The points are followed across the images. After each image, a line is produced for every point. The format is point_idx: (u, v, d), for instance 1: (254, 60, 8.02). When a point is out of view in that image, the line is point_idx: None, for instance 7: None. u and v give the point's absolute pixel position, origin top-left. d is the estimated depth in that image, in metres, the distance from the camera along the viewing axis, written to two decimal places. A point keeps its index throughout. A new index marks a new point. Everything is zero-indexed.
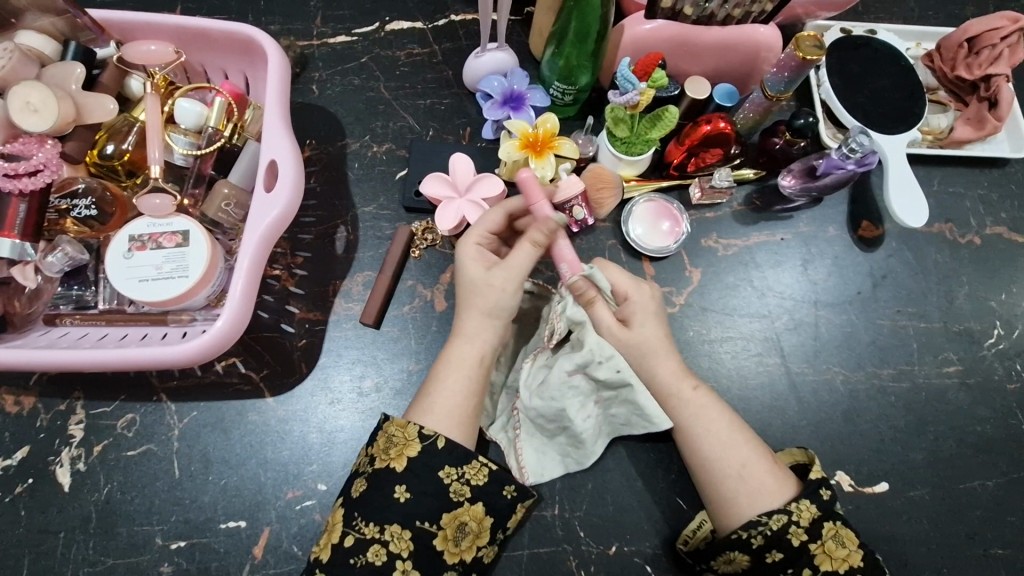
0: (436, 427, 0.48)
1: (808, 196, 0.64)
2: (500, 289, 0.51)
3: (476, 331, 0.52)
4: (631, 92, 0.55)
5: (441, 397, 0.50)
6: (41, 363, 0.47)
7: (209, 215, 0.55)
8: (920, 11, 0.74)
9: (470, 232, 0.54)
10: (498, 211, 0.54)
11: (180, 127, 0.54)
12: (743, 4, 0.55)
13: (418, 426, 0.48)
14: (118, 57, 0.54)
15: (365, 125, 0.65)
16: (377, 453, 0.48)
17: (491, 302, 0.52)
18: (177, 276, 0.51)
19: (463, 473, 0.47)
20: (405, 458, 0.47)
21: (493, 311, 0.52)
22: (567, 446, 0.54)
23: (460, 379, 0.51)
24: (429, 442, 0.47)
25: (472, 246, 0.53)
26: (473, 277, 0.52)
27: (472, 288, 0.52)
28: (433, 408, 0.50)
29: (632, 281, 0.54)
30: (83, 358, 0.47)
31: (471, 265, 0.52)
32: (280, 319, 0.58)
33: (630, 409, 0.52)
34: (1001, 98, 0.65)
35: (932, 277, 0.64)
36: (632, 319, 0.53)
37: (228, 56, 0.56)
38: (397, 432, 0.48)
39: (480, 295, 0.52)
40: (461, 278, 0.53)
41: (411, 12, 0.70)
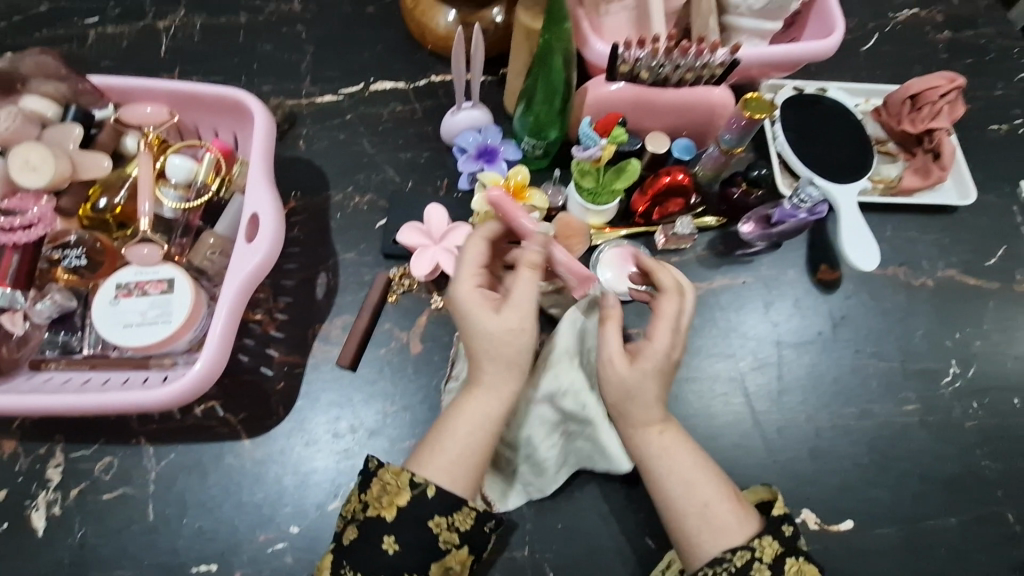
0: (427, 476, 0.48)
1: (767, 240, 0.68)
2: (517, 336, 0.50)
3: (495, 385, 0.50)
4: (593, 148, 0.59)
5: (442, 444, 0.49)
6: (23, 408, 0.48)
7: (196, 263, 0.58)
8: (868, 70, 0.81)
9: (463, 273, 0.52)
10: (478, 244, 0.53)
11: (171, 182, 0.57)
12: (693, 68, 0.60)
13: (409, 473, 0.48)
14: (116, 118, 0.58)
15: (348, 177, 0.69)
16: (370, 500, 0.48)
17: (502, 346, 0.50)
18: (160, 323, 0.54)
19: (452, 521, 0.47)
20: (395, 508, 0.47)
21: (509, 353, 0.50)
22: (529, 474, 0.56)
23: (474, 429, 0.49)
24: (418, 492, 0.47)
25: (470, 287, 0.51)
26: (479, 323, 0.50)
27: (479, 333, 0.50)
28: (425, 453, 0.49)
29: (657, 318, 0.52)
30: (63, 403, 0.48)
31: (473, 311, 0.50)
32: (259, 363, 0.60)
33: (593, 445, 0.56)
34: (944, 150, 0.70)
35: (889, 318, 0.66)
36: (639, 359, 0.51)
37: (218, 117, 0.60)
38: (391, 480, 0.48)
39: (487, 343, 0.50)
40: (467, 327, 0.51)
41: (395, 73, 0.75)
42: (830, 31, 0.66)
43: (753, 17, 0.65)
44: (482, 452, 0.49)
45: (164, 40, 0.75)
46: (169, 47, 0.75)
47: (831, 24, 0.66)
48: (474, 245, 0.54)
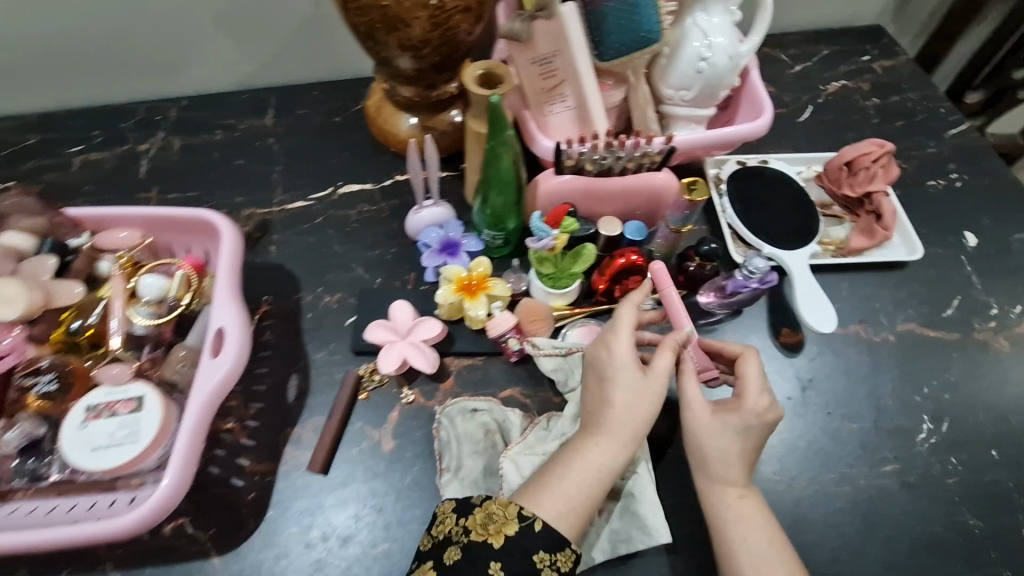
0: (535, 511, 0.51)
1: (728, 308, 0.69)
2: (649, 393, 0.55)
3: (616, 434, 0.54)
4: (546, 238, 0.63)
5: (555, 484, 0.52)
6: None
7: (166, 377, 0.59)
8: (807, 140, 0.86)
9: (614, 325, 0.58)
10: (631, 306, 0.58)
11: (143, 301, 0.60)
12: (633, 158, 0.64)
13: (517, 507, 0.51)
14: (90, 245, 0.61)
15: (318, 278, 0.72)
16: (473, 526, 0.50)
17: (644, 396, 0.55)
18: (128, 443, 0.54)
19: (555, 560, 0.49)
20: (503, 536, 0.49)
21: (646, 400, 0.55)
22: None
23: (587, 475, 0.52)
24: (525, 525, 0.50)
25: (626, 338, 0.56)
26: (619, 368, 0.55)
27: (623, 381, 0.55)
28: (534, 493, 0.52)
29: (756, 385, 0.58)
30: (24, 539, 0.48)
31: (616, 358, 0.56)
32: (229, 474, 0.59)
33: (630, 521, 0.58)
34: (884, 210, 0.73)
35: (856, 377, 0.67)
36: (725, 413, 0.57)
37: (189, 236, 0.63)
38: (498, 510, 0.51)
39: (630, 388, 0.55)
40: (605, 371, 0.56)
41: (362, 176, 0.80)
42: (760, 112, 0.72)
43: (687, 106, 0.71)
44: (592, 501, 0.52)
45: (144, 162, 0.81)
46: (149, 168, 0.80)
47: (760, 105, 0.72)
48: (626, 309, 0.58)
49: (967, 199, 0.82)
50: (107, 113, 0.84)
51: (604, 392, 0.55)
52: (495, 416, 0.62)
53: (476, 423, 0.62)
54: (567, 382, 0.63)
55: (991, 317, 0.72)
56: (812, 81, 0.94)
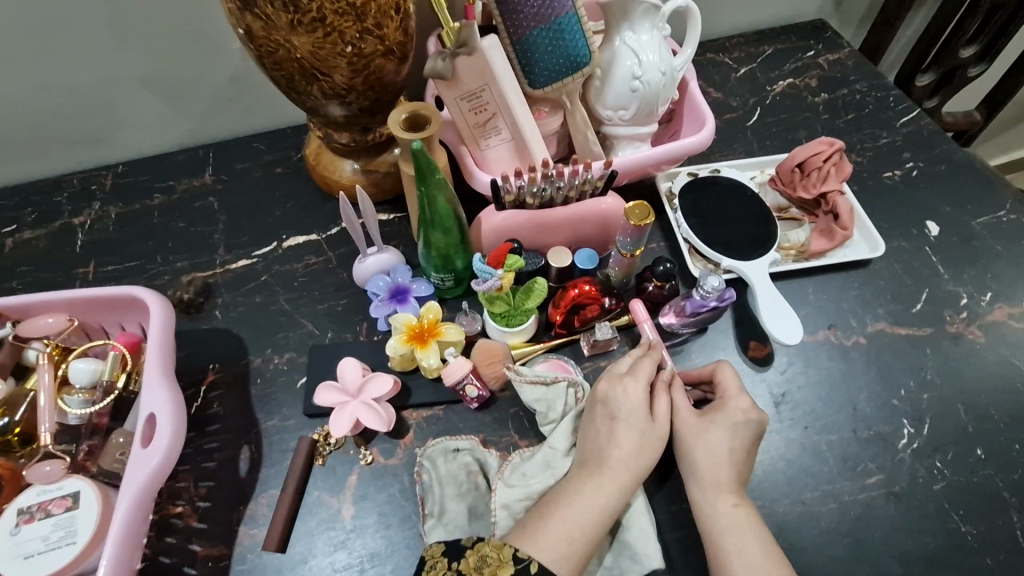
0: (530, 551, 0.48)
1: (691, 327, 0.67)
2: (649, 427, 0.56)
3: (615, 471, 0.53)
4: (491, 279, 0.60)
5: (549, 524, 0.50)
6: None
7: (106, 467, 0.56)
8: (758, 143, 0.85)
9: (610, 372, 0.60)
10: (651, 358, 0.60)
11: (75, 388, 0.57)
12: (574, 186, 0.62)
13: (512, 549, 0.49)
14: (13, 334, 0.57)
15: (267, 339, 0.69)
16: (468, 570, 0.48)
17: (651, 435, 0.56)
18: (64, 545, 0.50)
19: None
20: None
21: (653, 436, 0.56)
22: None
23: (585, 511, 0.51)
24: (521, 566, 0.48)
25: (635, 380, 0.58)
26: (627, 410, 0.56)
27: (633, 421, 0.56)
28: (528, 531, 0.50)
29: (738, 389, 0.59)
30: None
31: (624, 398, 0.57)
32: (182, 562, 0.56)
33: (621, 551, 0.56)
34: (841, 210, 0.72)
35: (831, 386, 0.65)
36: (712, 414, 0.57)
37: (122, 313, 0.60)
38: (492, 552, 0.48)
39: (639, 426, 0.56)
40: (613, 409, 0.57)
41: (307, 227, 0.78)
42: (702, 124, 0.70)
43: (627, 125, 0.69)
44: (590, 538, 0.50)
45: (81, 235, 0.78)
46: (86, 241, 0.78)
47: (702, 117, 0.70)
48: (647, 359, 0.60)
49: (926, 187, 0.80)
50: (41, 189, 0.82)
51: (610, 430, 0.56)
52: (477, 456, 0.60)
53: (459, 464, 0.59)
54: (549, 413, 0.61)
55: (962, 307, 0.70)
56: (758, 82, 0.93)
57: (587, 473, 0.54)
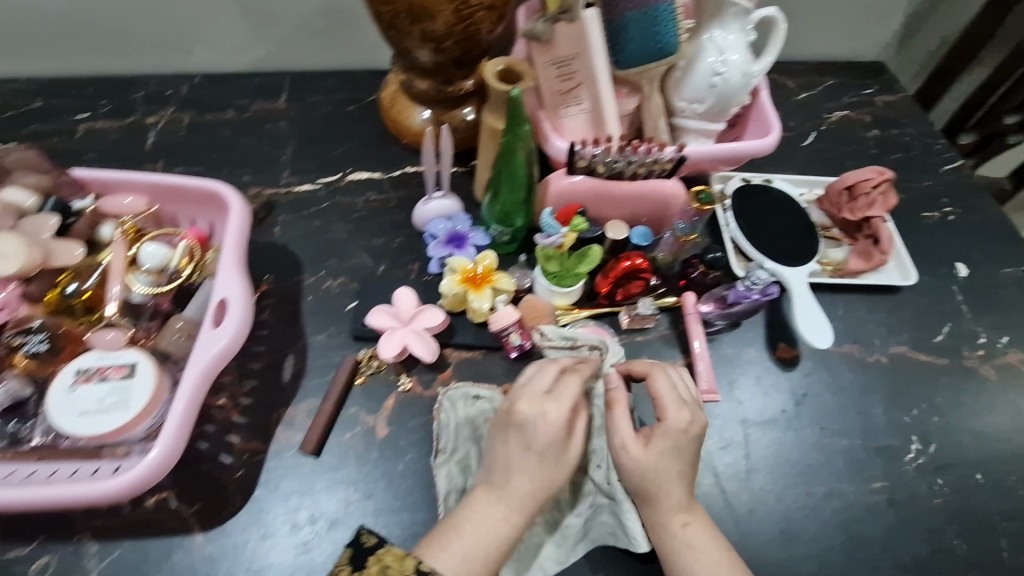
0: (434, 565, 0.47)
1: (727, 319, 0.70)
2: (558, 450, 0.53)
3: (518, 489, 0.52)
4: (555, 235, 0.65)
5: (450, 542, 0.49)
6: None
7: (161, 347, 0.58)
8: (808, 165, 0.89)
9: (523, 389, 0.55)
10: (575, 377, 0.55)
11: (142, 268, 0.59)
12: (645, 163, 0.65)
13: (415, 561, 0.47)
14: (93, 208, 0.59)
15: (322, 262, 0.71)
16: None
17: (566, 463, 0.53)
18: (119, 409, 0.53)
19: None
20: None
21: (565, 460, 0.53)
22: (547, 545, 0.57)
23: (489, 528, 0.50)
24: None
25: (557, 402, 0.53)
26: (542, 432, 0.52)
27: (548, 446, 0.52)
28: (431, 546, 0.49)
29: (676, 413, 0.55)
30: (8, 497, 0.46)
31: (542, 423, 0.52)
32: (219, 450, 0.58)
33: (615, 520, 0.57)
34: (881, 236, 0.75)
35: (848, 395, 0.68)
36: (657, 440, 0.54)
37: (196, 207, 0.62)
38: (394, 561, 0.47)
39: (555, 454, 0.52)
40: (529, 430, 0.52)
41: (372, 165, 0.80)
42: (768, 132, 0.73)
43: (698, 119, 0.72)
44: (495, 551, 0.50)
45: (152, 134, 0.79)
46: (156, 140, 0.79)
47: (768, 125, 0.73)
48: (572, 379, 0.55)
49: (960, 232, 0.84)
50: (118, 84, 0.83)
51: (523, 454, 0.52)
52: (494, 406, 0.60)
53: (477, 410, 0.60)
54: None
55: (979, 345, 0.74)
56: (815, 109, 0.97)
57: (493, 491, 0.52)
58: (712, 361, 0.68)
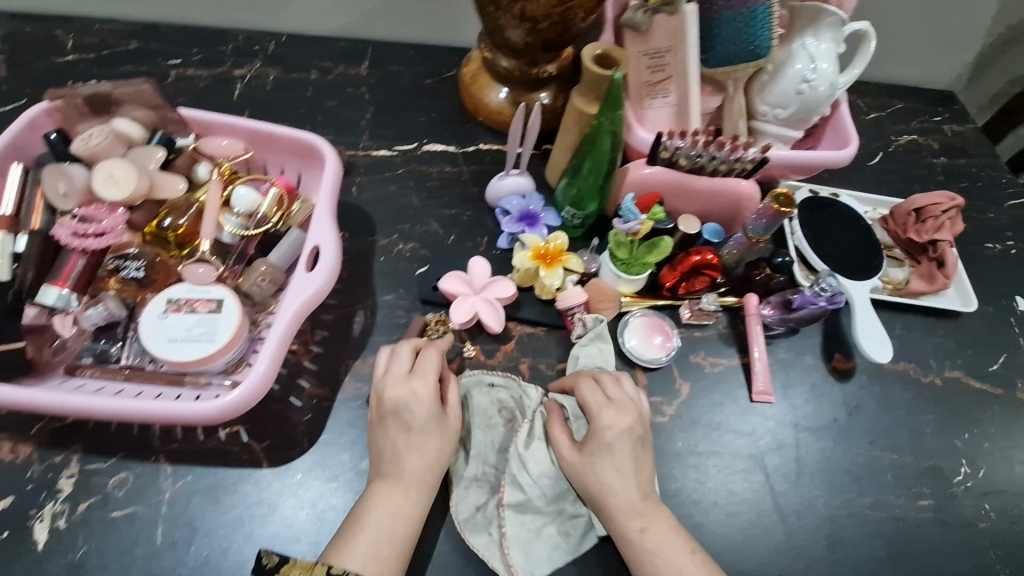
0: (346, 565, 0.47)
1: (787, 325, 0.70)
2: (432, 438, 0.53)
3: (411, 475, 0.52)
4: (632, 221, 0.66)
5: (354, 538, 0.49)
6: (48, 405, 0.47)
7: (244, 287, 0.60)
8: (874, 184, 0.89)
9: (385, 381, 0.55)
10: (432, 352, 0.57)
11: (233, 210, 0.61)
12: (727, 160, 0.66)
13: (324, 565, 0.47)
14: (194, 146, 0.61)
15: (394, 225, 0.73)
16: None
17: (447, 444, 0.54)
18: (205, 340, 0.54)
19: None
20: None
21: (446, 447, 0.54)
22: (557, 537, 0.57)
23: (390, 520, 0.50)
24: None
25: (422, 379, 0.55)
26: (420, 416, 0.53)
27: (429, 429, 0.54)
28: (339, 545, 0.49)
29: (606, 412, 0.56)
30: (97, 406, 0.48)
31: (414, 404, 0.53)
32: (289, 392, 0.60)
33: None
34: (947, 259, 0.75)
35: (901, 412, 0.69)
36: (591, 444, 0.54)
37: (287, 157, 0.64)
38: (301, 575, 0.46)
39: (435, 428, 0.54)
40: (405, 419, 0.53)
41: (447, 138, 0.81)
42: (846, 143, 0.73)
43: (777, 124, 0.73)
44: (397, 545, 0.49)
45: (239, 86, 0.82)
46: (243, 92, 0.81)
47: (846, 137, 0.74)
48: (429, 355, 0.56)
49: (1021, 266, 0.84)
50: (208, 33, 0.85)
51: (405, 440, 0.53)
52: (512, 393, 0.63)
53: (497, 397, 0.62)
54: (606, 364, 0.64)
55: None
56: (883, 130, 0.96)
57: (387, 480, 0.52)
58: (769, 364, 0.69)
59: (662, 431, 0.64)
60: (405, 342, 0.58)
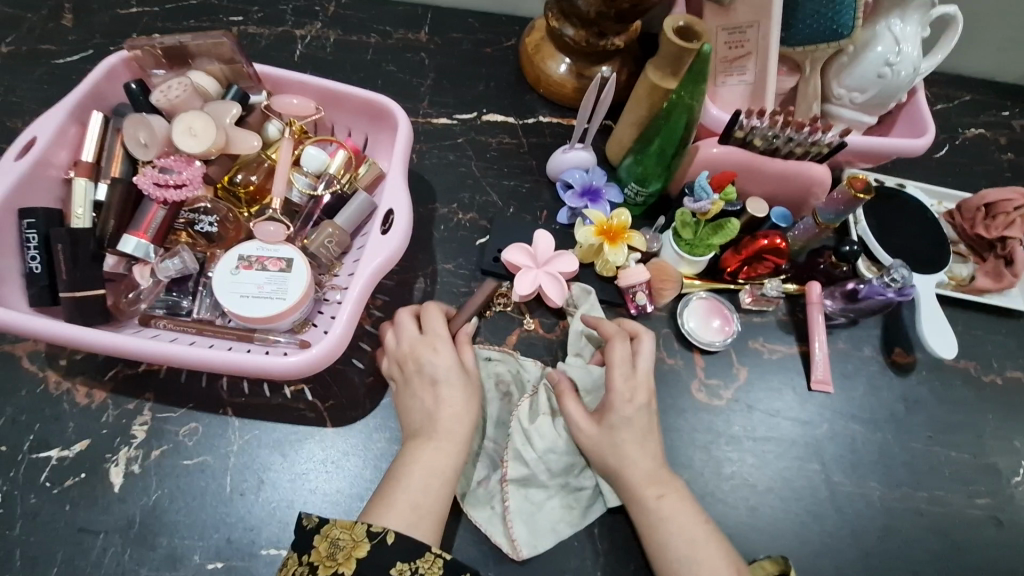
0: (385, 524, 0.46)
1: (847, 315, 0.70)
2: (457, 391, 0.54)
3: (448, 431, 0.53)
4: (704, 201, 0.63)
5: (392, 493, 0.49)
6: (126, 348, 0.48)
7: (311, 248, 0.59)
8: (939, 177, 0.87)
9: (394, 350, 0.56)
10: (438, 313, 0.58)
11: (303, 170, 0.61)
12: (804, 143, 0.64)
13: (364, 525, 0.46)
14: (266, 104, 0.61)
15: (454, 194, 0.72)
16: (319, 560, 0.44)
17: (473, 398, 0.55)
18: (275, 297, 0.55)
19: (416, 567, 0.45)
20: (354, 561, 0.44)
21: (472, 404, 0.55)
22: (562, 510, 0.56)
23: (428, 479, 0.50)
24: (377, 540, 0.45)
25: (440, 335, 0.56)
26: (442, 369, 0.55)
27: (452, 381, 0.55)
28: (377, 504, 0.48)
29: (622, 382, 0.55)
30: (174, 352, 0.48)
31: (436, 358, 0.55)
32: (352, 354, 0.60)
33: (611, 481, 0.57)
34: (1017, 258, 0.71)
35: (960, 409, 0.68)
36: (608, 414, 0.55)
37: (355, 118, 0.64)
38: (343, 534, 0.46)
39: (458, 381, 0.55)
40: (429, 375, 0.54)
41: (506, 109, 0.80)
42: (921, 131, 0.71)
43: (854, 109, 0.71)
44: (437, 500, 0.49)
45: (299, 46, 0.81)
46: (304, 54, 0.80)
47: (923, 126, 0.71)
48: (432, 314, 0.58)
49: None
50: None
51: (432, 395, 0.54)
52: (508, 366, 0.62)
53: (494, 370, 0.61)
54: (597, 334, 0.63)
55: None
56: (951, 121, 0.93)
57: (419, 438, 0.52)
58: (828, 353, 0.68)
59: (717, 414, 0.64)
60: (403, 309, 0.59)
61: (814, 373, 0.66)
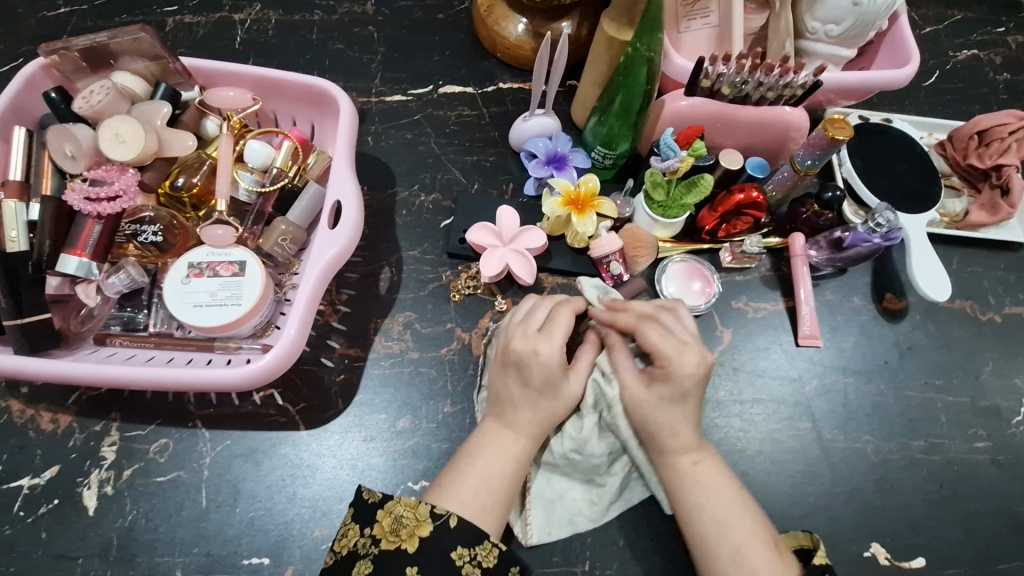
0: (448, 506, 0.46)
1: (833, 265, 0.67)
2: (560, 400, 0.51)
3: (523, 425, 0.50)
4: (672, 159, 0.59)
5: (462, 478, 0.48)
6: (69, 374, 0.46)
7: (265, 248, 0.57)
8: (930, 106, 0.82)
9: (516, 331, 0.52)
10: (566, 313, 0.52)
11: (247, 166, 0.57)
12: (775, 87, 0.61)
13: (429, 506, 0.46)
14: (200, 100, 0.58)
15: (414, 176, 0.69)
16: (382, 534, 0.45)
17: (559, 410, 0.51)
18: (230, 304, 0.52)
19: (476, 554, 0.44)
20: (417, 539, 0.44)
21: (555, 418, 0.51)
22: (582, 502, 0.54)
23: (494, 467, 0.48)
24: (440, 522, 0.45)
25: (551, 338, 0.51)
26: (543, 373, 0.50)
27: (546, 390, 0.50)
28: (442, 487, 0.48)
29: (675, 344, 0.51)
30: (111, 373, 0.46)
31: (540, 361, 0.50)
32: (320, 353, 0.59)
33: None
34: (1013, 186, 0.67)
35: (957, 351, 0.65)
36: (657, 383, 0.50)
37: (298, 106, 0.61)
38: (407, 512, 0.45)
39: (551, 394, 0.51)
40: (525, 374, 0.51)
41: (464, 78, 0.75)
42: (904, 61, 0.66)
43: (829, 42, 0.65)
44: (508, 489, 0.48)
45: (240, 32, 0.76)
46: (244, 39, 0.75)
47: (905, 55, 0.66)
48: (563, 313, 0.52)
49: None
50: None
51: (519, 394, 0.51)
52: None
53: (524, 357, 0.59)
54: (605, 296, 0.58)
55: None
56: (941, 44, 0.86)
57: (501, 422, 0.51)
58: (816, 306, 0.65)
59: None
60: (541, 300, 0.55)
61: (801, 329, 0.64)
